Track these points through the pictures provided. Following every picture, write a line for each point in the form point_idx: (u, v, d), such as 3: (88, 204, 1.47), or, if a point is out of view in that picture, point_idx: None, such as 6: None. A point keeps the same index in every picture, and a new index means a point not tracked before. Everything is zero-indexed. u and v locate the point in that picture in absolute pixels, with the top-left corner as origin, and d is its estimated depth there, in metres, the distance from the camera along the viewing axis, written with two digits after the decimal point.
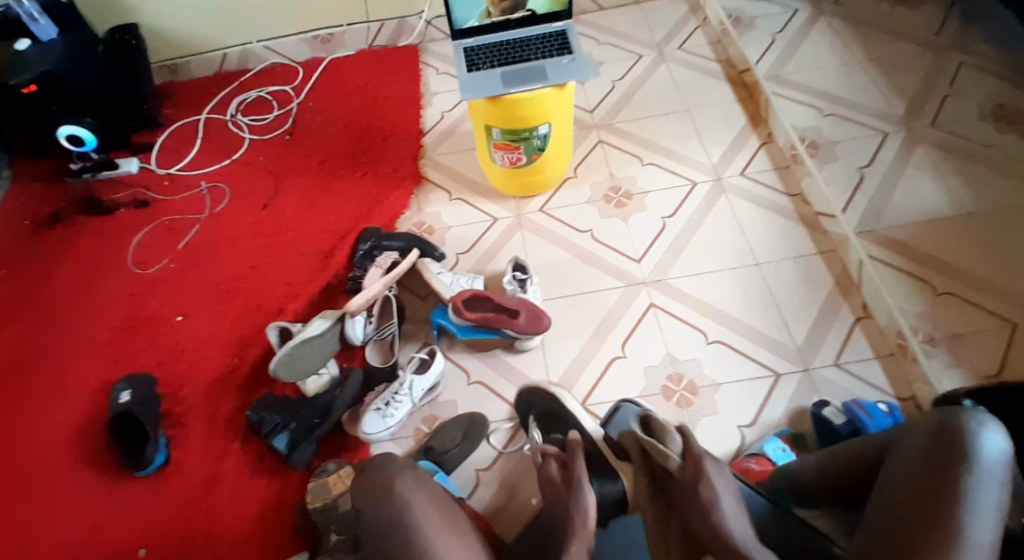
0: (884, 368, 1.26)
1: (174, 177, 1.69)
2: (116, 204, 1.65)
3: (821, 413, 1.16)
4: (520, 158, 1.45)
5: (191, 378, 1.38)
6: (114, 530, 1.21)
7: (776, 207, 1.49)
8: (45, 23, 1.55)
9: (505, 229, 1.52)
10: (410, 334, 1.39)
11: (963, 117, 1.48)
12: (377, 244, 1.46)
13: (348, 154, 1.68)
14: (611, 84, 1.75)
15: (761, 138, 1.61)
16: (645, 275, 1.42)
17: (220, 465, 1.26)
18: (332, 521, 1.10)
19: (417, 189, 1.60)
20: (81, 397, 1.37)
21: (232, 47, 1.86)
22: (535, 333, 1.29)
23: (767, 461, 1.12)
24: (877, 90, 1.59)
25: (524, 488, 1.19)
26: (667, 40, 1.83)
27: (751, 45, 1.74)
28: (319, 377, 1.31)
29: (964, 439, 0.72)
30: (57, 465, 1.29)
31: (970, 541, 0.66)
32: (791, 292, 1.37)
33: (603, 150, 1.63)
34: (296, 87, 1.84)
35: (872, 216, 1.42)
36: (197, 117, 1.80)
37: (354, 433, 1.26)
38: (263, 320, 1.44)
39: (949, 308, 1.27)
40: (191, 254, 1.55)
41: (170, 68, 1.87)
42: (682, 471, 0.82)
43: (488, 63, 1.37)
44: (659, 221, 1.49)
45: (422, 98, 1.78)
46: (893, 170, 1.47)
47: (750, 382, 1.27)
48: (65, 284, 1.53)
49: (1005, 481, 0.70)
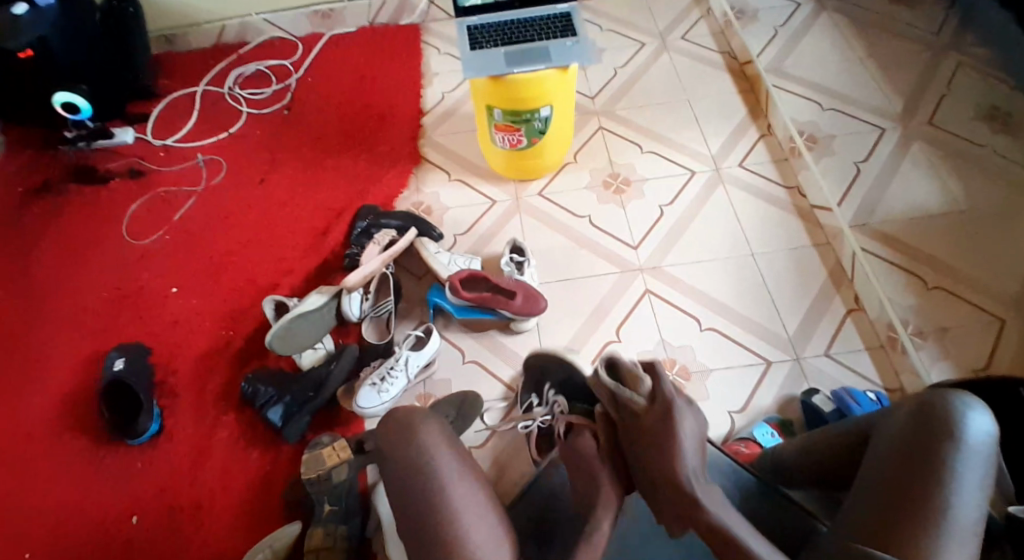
0: (873, 359, 1.28)
1: (170, 148, 1.68)
2: (110, 174, 1.64)
3: (811, 401, 1.19)
4: (521, 140, 1.45)
5: (184, 349, 1.37)
6: (104, 498, 1.21)
7: (773, 199, 1.51)
8: None
9: (504, 212, 1.52)
10: (405, 313, 1.40)
11: (958, 116, 1.49)
12: (374, 222, 1.46)
13: (347, 132, 1.68)
14: (612, 70, 1.75)
15: (760, 129, 1.63)
16: (641, 261, 1.43)
17: (212, 436, 1.26)
18: (326, 492, 1.12)
19: (416, 169, 1.60)
20: (72, 365, 1.37)
21: (231, 19, 1.84)
22: (531, 314, 1.30)
23: (756, 444, 1.14)
24: (875, 86, 1.60)
25: (517, 464, 1.21)
26: (670, 29, 1.84)
27: (753, 37, 1.74)
28: (314, 351, 1.31)
29: (951, 419, 0.74)
30: (47, 432, 1.29)
31: (955, 519, 0.68)
32: (784, 281, 1.38)
33: (603, 136, 1.64)
34: (296, 62, 1.83)
35: (867, 210, 1.43)
36: (194, 89, 1.79)
37: (347, 407, 1.27)
38: (258, 294, 1.44)
39: (938, 302, 1.30)
40: (185, 225, 1.55)
41: (167, 39, 1.85)
42: (648, 411, 0.75)
43: (490, 42, 1.36)
44: (657, 208, 1.50)
45: (423, 78, 1.78)
46: (888, 165, 1.49)
47: (741, 369, 1.28)
48: (57, 252, 1.52)
49: (989, 463, 0.72)
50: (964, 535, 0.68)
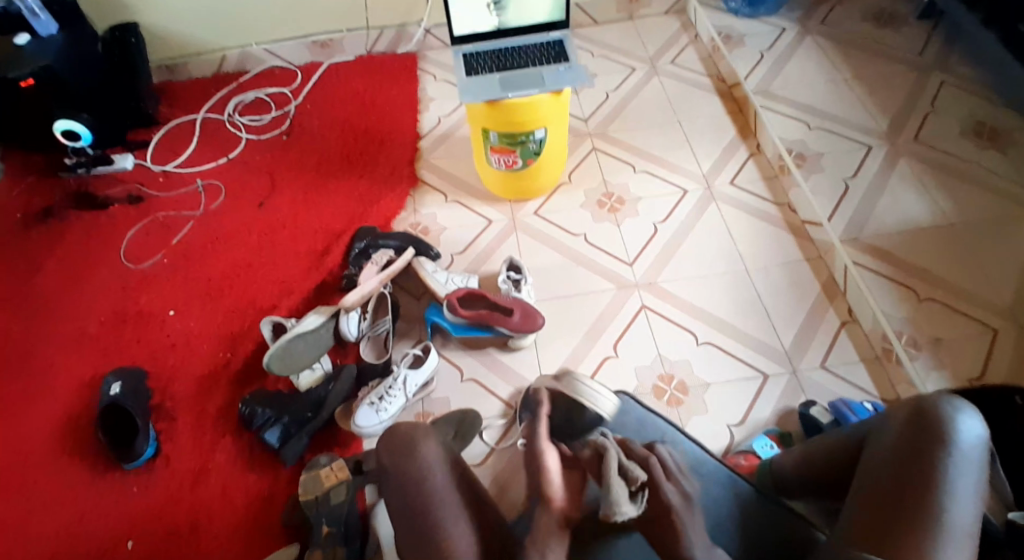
0: (870, 371, 1.29)
1: (169, 174, 1.70)
2: (109, 199, 1.65)
3: (809, 412, 1.20)
4: (516, 162, 1.48)
5: (181, 371, 1.37)
6: (99, 523, 1.20)
7: (764, 215, 1.53)
8: (46, 19, 1.57)
9: (500, 231, 1.54)
10: (403, 332, 1.41)
11: (943, 133, 1.53)
12: (372, 242, 1.48)
13: (344, 155, 1.70)
14: (605, 94, 1.80)
15: (750, 149, 1.67)
16: (638, 277, 1.44)
17: (209, 459, 1.26)
18: (325, 514, 1.11)
19: (413, 191, 1.63)
20: (69, 388, 1.36)
21: (231, 49, 1.88)
22: (528, 331, 1.31)
23: (755, 457, 1.14)
24: (861, 106, 1.64)
25: (518, 481, 1.20)
26: (660, 54, 1.88)
27: (740, 60, 1.79)
28: (312, 372, 1.31)
29: (943, 424, 0.74)
30: (42, 456, 1.28)
31: (950, 523, 0.68)
32: (778, 296, 1.40)
33: (597, 157, 1.66)
34: (295, 90, 1.86)
35: (856, 224, 1.46)
36: (193, 117, 1.82)
37: (346, 428, 1.26)
38: (255, 316, 1.44)
39: (930, 313, 1.31)
40: (184, 249, 1.56)
41: (168, 68, 1.88)
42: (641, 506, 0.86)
43: (486, 68, 1.40)
44: (651, 227, 1.53)
45: (420, 103, 1.81)
46: (877, 182, 1.51)
47: (738, 382, 1.29)
48: (56, 276, 1.53)
49: (982, 466, 0.72)
50: (961, 538, 0.68)
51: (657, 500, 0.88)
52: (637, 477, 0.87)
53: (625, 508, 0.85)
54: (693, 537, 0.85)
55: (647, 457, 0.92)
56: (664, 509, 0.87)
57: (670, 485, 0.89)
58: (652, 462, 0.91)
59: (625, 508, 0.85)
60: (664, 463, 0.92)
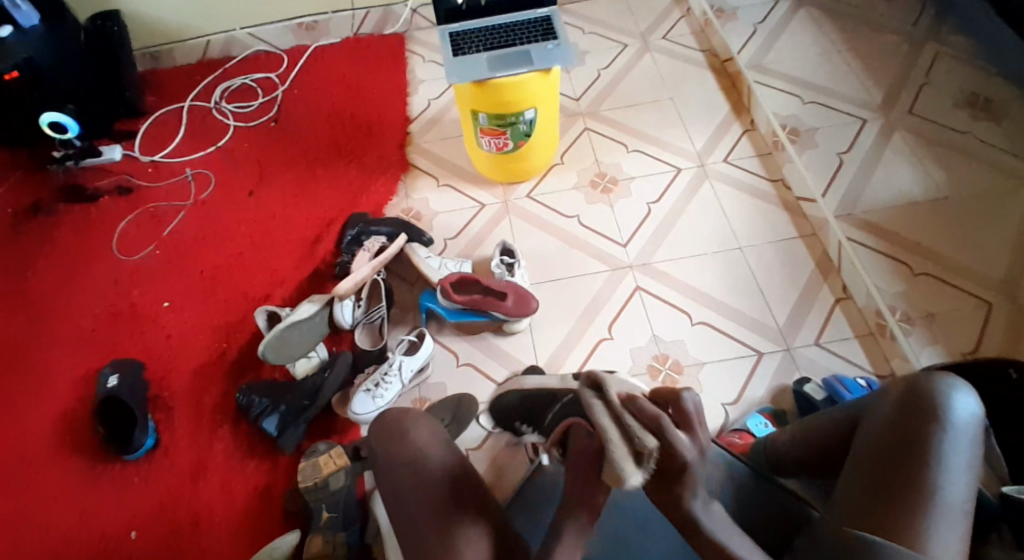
0: (863, 347, 1.30)
1: (158, 164, 1.69)
2: (99, 192, 1.64)
3: (804, 389, 1.20)
4: (507, 144, 1.46)
5: (178, 364, 1.37)
6: (102, 514, 1.21)
7: (758, 193, 1.52)
8: (27, 10, 1.53)
9: (493, 215, 1.53)
10: (397, 318, 1.40)
11: (938, 104, 1.52)
12: (364, 229, 1.47)
13: (333, 142, 1.69)
14: (596, 72, 1.77)
15: (744, 125, 1.65)
16: (631, 259, 1.44)
17: (208, 449, 1.27)
18: (324, 500, 1.12)
19: (405, 175, 1.61)
20: (67, 384, 1.37)
21: (216, 34, 1.85)
22: (522, 315, 1.31)
23: (749, 434, 1.15)
24: (855, 78, 1.62)
25: (515, 462, 1.22)
26: (652, 30, 1.85)
27: (733, 35, 1.76)
28: (308, 360, 1.31)
29: (936, 401, 0.75)
30: (43, 451, 1.29)
31: (944, 502, 0.69)
32: (771, 274, 1.40)
33: (589, 137, 1.65)
34: (281, 75, 1.84)
35: (851, 200, 1.45)
36: (181, 105, 1.80)
37: (344, 415, 1.27)
38: (250, 306, 1.44)
39: (925, 287, 1.31)
40: (176, 241, 1.55)
41: (152, 56, 1.86)
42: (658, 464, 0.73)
43: (474, 48, 1.38)
44: (644, 207, 1.52)
45: (409, 86, 1.79)
46: (871, 155, 1.50)
47: (734, 361, 1.29)
48: (50, 270, 1.52)
49: (975, 442, 0.73)
50: (953, 515, 0.68)
51: (670, 458, 0.73)
52: (646, 442, 0.70)
53: (631, 475, 0.70)
54: (697, 491, 0.74)
55: (657, 419, 0.71)
56: (678, 466, 0.73)
57: (684, 438, 0.73)
58: (663, 420, 0.71)
59: (632, 478, 0.70)
60: (681, 410, 0.74)
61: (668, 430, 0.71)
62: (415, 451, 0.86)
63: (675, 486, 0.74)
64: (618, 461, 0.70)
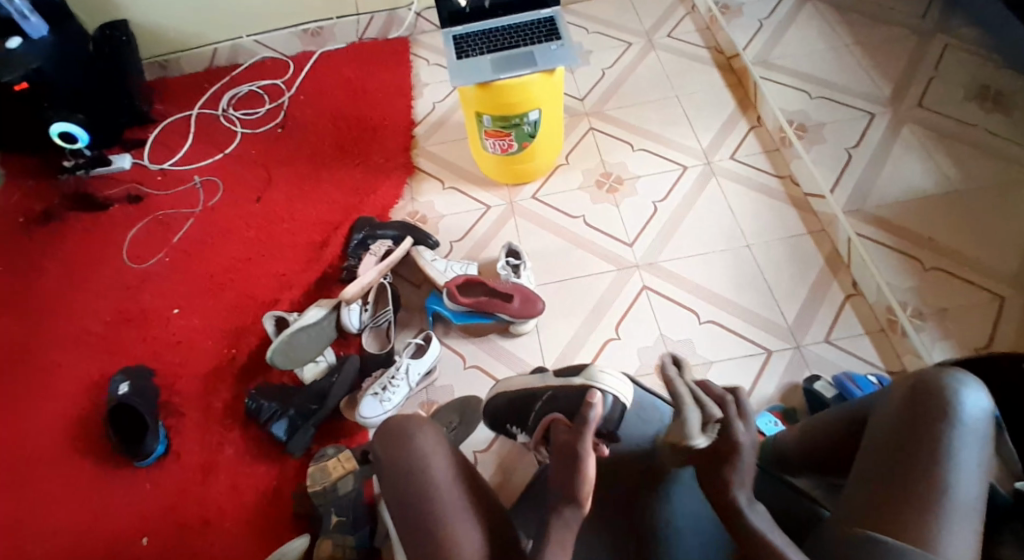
0: (875, 343, 1.28)
1: (167, 172, 1.71)
2: (109, 200, 1.66)
3: (813, 387, 1.19)
4: (511, 145, 1.46)
5: (188, 369, 1.38)
6: (115, 519, 1.22)
7: (765, 190, 1.51)
8: (37, 21, 1.55)
9: (498, 217, 1.53)
10: (404, 321, 1.41)
11: (948, 98, 1.48)
12: (371, 234, 1.48)
13: (339, 146, 1.70)
14: (600, 72, 1.76)
15: (750, 122, 1.63)
16: (637, 258, 1.43)
17: (218, 453, 1.27)
18: (332, 503, 1.13)
19: (410, 179, 1.62)
20: (79, 390, 1.38)
21: (222, 42, 1.87)
22: (528, 316, 1.31)
23: (758, 433, 1.14)
24: (863, 72, 1.60)
25: (522, 465, 1.21)
26: (656, 28, 1.85)
27: (738, 31, 1.75)
28: (316, 364, 1.32)
29: (945, 397, 0.73)
30: (56, 457, 1.30)
31: (954, 499, 0.67)
32: (779, 270, 1.38)
33: (594, 137, 1.64)
34: (287, 81, 1.85)
35: (860, 195, 1.43)
36: (188, 113, 1.81)
37: (352, 418, 1.28)
38: (258, 311, 1.45)
39: (936, 283, 1.29)
40: (185, 247, 1.56)
41: (160, 65, 1.87)
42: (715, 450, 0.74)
43: (477, 50, 1.38)
44: (650, 206, 1.51)
45: (413, 89, 1.80)
46: (881, 149, 1.49)
47: (742, 359, 1.28)
48: (61, 278, 1.54)
49: (986, 437, 0.71)
50: (965, 513, 0.67)
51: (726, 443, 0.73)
52: (714, 412, 0.75)
53: (694, 438, 0.74)
54: (743, 480, 0.72)
55: (722, 395, 0.76)
56: (730, 448, 0.73)
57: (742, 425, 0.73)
58: (727, 400, 0.76)
59: (695, 439, 0.74)
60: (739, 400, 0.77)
61: (728, 411, 0.74)
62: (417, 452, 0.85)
63: (718, 474, 0.73)
64: (687, 424, 0.74)
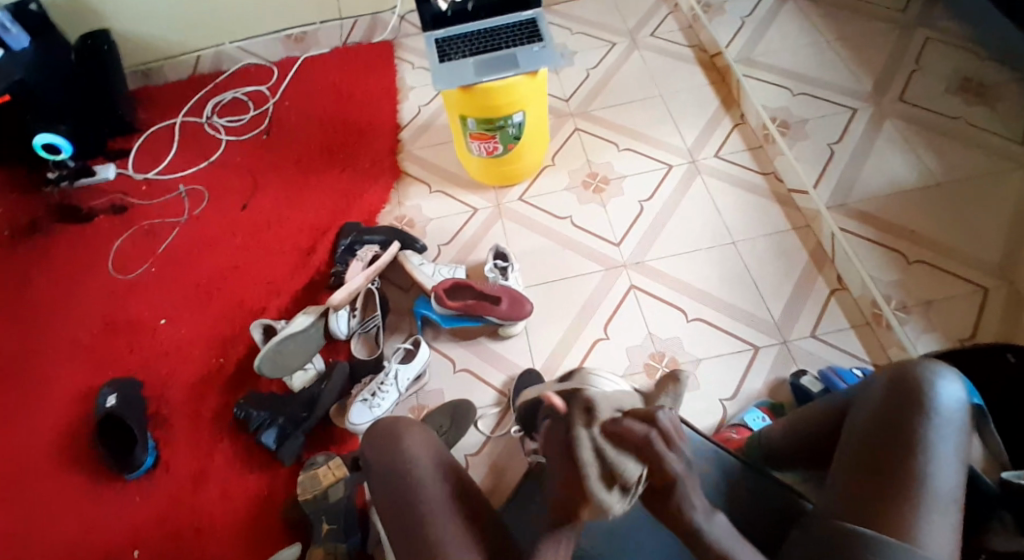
0: (861, 337, 1.29)
1: (151, 181, 1.70)
2: (94, 211, 1.65)
3: (800, 382, 1.20)
4: (496, 147, 1.46)
5: (177, 379, 1.38)
6: (104, 532, 1.22)
7: (750, 187, 1.52)
8: (17, 31, 1.57)
9: (485, 219, 1.53)
10: (394, 327, 1.41)
11: (930, 91, 1.50)
12: (358, 239, 1.48)
13: (325, 152, 1.69)
14: (585, 72, 1.77)
15: (734, 120, 1.64)
16: (625, 257, 1.44)
17: (209, 463, 1.27)
18: (324, 511, 1.12)
19: (397, 183, 1.62)
20: (66, 403, 1.37)
21: (205, 49, 1.86)
22: (517, 318, 1.31)
23: (746, 430, 1.14)
24: (844, 68, 1.62)
25: (513, 466, 1.22)
26: (639, 27, 1.85)
27: (720, 29, 1.76)
28: (304, 373, 1.32)
29: (920, 388, 0.74)
30: (44, 471, 1.29)
31: (934, 491, 0.68)
32: (766, 267, 1.39)
33: (580, 137, 1.65)
34: (271, 87, 1.85)
35: (843, 190, 1.44)
36: (172, 121, 1.81)
37: (341, 425, 1.27)
38: (246, 319, 1.45)
39: (919, 276, 1.30)
40: (170, 257, 1.56)
41: (143, 73, 1.87)
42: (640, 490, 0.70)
43: (459, 53, 1.38)
44: (637, 205, 1.51)
45: (399, 92, 1.80)
46: (862, 145, 1.50)
47: (730, 357, 1.29)
48: (47, 291, 1.53)
49: (962, 428, 0.72)
50: (945, 504, 0.68)
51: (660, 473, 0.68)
52: (631, 471, 0.69)
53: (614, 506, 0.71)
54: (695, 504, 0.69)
55: (644, 437, 0.68)
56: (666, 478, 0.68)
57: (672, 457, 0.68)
58: (655, 437, 0.67)
59: (614, 508, 0.70)
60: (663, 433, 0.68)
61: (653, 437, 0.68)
62: (407, 458, 0.86)
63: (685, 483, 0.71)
64: (596, 494, 0.70)
